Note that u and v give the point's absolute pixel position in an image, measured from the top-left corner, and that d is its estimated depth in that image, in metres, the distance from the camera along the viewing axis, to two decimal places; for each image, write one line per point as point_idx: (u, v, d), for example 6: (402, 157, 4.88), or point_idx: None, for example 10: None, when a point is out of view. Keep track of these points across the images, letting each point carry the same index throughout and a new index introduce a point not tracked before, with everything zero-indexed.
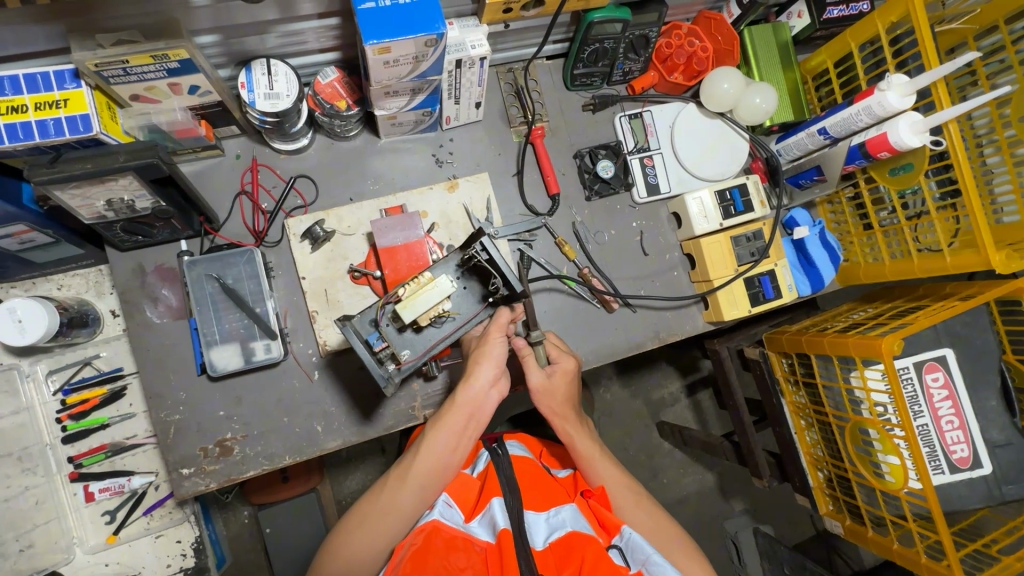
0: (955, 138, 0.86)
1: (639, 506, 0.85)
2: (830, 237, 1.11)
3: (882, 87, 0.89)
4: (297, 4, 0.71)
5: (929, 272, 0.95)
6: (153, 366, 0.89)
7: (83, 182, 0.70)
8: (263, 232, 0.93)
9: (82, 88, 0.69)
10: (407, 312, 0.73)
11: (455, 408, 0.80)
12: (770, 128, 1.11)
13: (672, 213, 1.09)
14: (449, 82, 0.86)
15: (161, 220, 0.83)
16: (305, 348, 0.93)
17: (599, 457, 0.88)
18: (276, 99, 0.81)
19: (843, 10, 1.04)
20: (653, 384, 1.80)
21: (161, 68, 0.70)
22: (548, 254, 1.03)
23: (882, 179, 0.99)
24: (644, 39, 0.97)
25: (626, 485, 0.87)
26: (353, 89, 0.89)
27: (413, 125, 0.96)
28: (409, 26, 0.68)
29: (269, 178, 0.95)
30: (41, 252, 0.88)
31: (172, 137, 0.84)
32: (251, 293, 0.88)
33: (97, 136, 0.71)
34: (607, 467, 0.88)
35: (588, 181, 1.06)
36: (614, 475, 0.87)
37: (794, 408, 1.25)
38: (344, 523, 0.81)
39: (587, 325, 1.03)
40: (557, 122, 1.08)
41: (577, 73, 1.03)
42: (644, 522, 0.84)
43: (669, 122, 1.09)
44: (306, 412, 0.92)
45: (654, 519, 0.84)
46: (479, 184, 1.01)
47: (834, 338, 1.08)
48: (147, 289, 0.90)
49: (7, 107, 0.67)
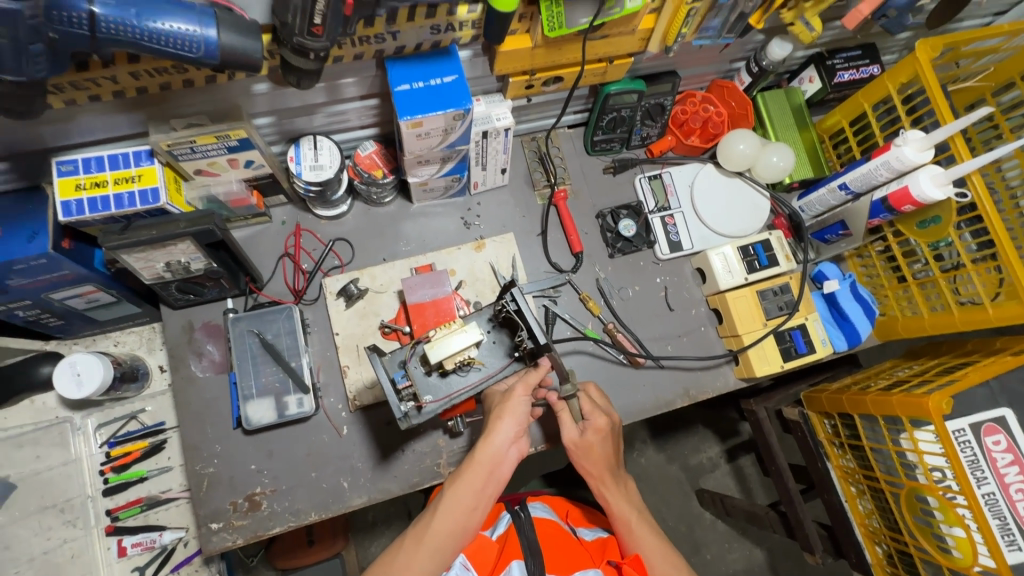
0: (979, 189, 0.85)
1: None
2: (863, 290, 1.09)
3: (899, 143, 0.90)
4: (341, 89, 0.81)
5: (971, 325, 0.91)
6: (193, 420, 0.93)
7: (147, 246, 0.78)
8: (301, 291, 0.99)
9: (154, 165, 0.79)
10: (434, 352, 0.75)
11: (474, 464, 0.75)
12: (791, 185, 1.13)
13: (696, 268, 1.10)
14: (476, 152, 0.93)
15: (212, 280, 0.91)
16: (335, 403, 0.95)
17: (636, 520, 0.82)
18: (320, 170, 0.89)
19: (853, 74, 1.08)
20: (690, 449, 1.72)
21: (222, 146, 0.79)
22: (572, 309, 1.05)
23: (911, 233, 0.98)
24: (660, 106, 1.05)
25: (666, 552, 0.80)
26: (389, 160, 0.98)
27: (442, 191, 1.03)
28: (439, 103, 0.75)
29: (310, 242, 1.02)
30: (103, 310, 0.97)
31: (228, 206, 0.93)
32: (288, 348, 0.93)
33: (163, 206, 0.80)
34: (645, 533, 0.81)
35: (610, 239, 1.09)
36: (650, 540, 0.80)
37: (842, 473, 1.18)
38: None
39: (614, 383, 1.02)
40: (580, 184, 1.13)
41: (598, 139, 1.10)
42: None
43: (688, 182, 1.13)
44: (334, 468, 0.93)
45: None
46: (505, 244, 1.05)
47: (876, 395, 1.03)
48: (194, 345, 0.96)
49: (90, 183, 0.77)
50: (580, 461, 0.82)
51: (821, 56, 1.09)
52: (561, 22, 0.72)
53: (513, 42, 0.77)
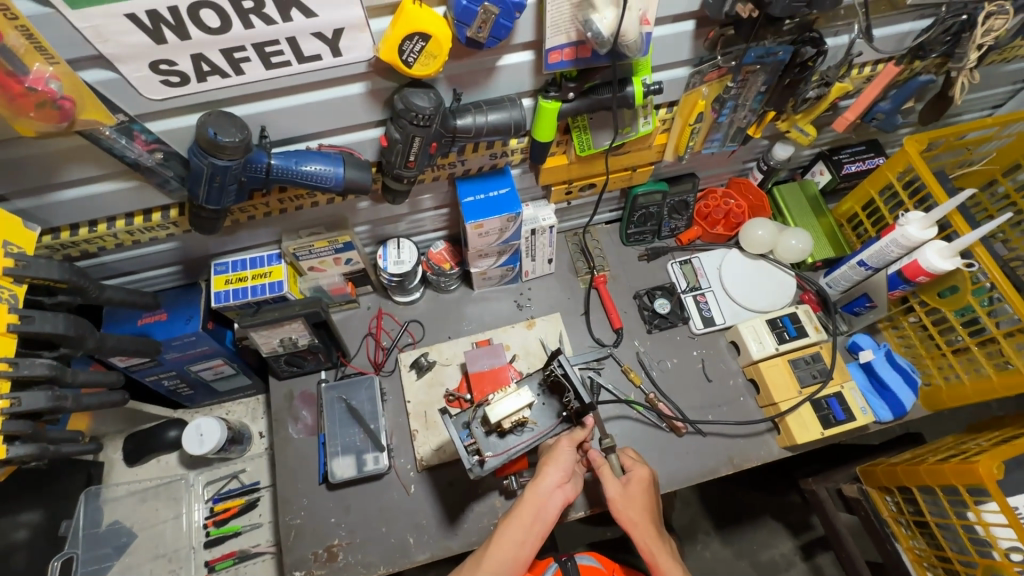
0: (984, 258, 0.94)
1: None
2: (900, 359, 1.13)
3: (902, 223, 1.00)
4: (422, 202, 1.05)
5: (1012, 389, 0.94)
6: (287, 475, 1.08)
7: (271, 325, 1.00)
8: (381, 363, 1.17)
9: (281, 264, 1.03)
10: (493, 413, 0.87)
11: (523, 503, 0.85)
12: (814, 264, 1.23)
13: (730, 341, 1.19)
14: (527, 246, 1.13)
15: (312, 354, 1.11)
16: (404, 463, 1.08)
17: None
18: (402, 264, 1.11)
19: (859, 165, 1.23)
20: (756, 539, 1.65)
21: (332, 248, 1.02)
22: (615, 380, 1.16)
23: (937, 303, 1.04)
24: (683, 203, 1.22)
25: None
26: (455, 255, 1.19)
27: (498, 278, 1.22)
28: (496, 209, 0.96)
29: (389, 323, 1.22)
30: (225, 381, 1.19)
31: (329, 295, 1.17)
32: (368, 412, 1.10)
33: (285, 295, 1.02)
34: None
35: (647, 316, 1.22)
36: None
37: (915, 557, 1.12)
38: None
39: (658, 449, 1.09)
40: (618, 269, 1.28)
41: (631, 232, 1.28)
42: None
43: (716, 265, 1.26)
44: (402, 524, 1.04)
45: None
46: (553, 322, 1.21)
47: (930, 466, 1.03)
48: (292, 410, 1.14)
49: (236, 278, 1.01)
50: (623, 516, 0.86)
51: (826, 153, 1.25)
52: (589, 144, 0.93)
53: (554, 161, 0.99)
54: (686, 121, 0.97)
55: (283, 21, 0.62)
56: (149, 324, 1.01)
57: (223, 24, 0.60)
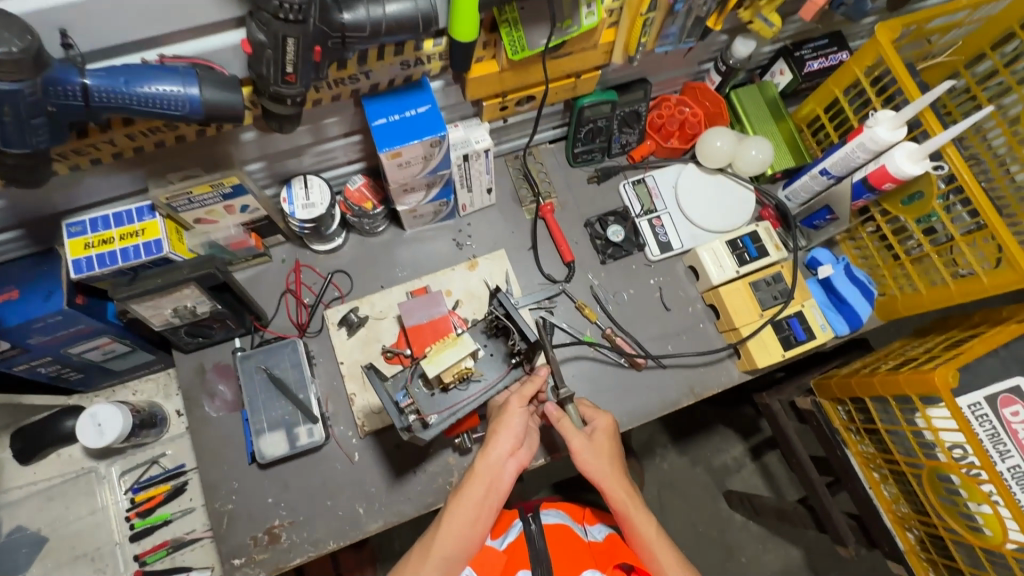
0: (955, 159, 0.87)
1: None
2: (858, 271, 1.09)
3: (870, 124, 0.91)
4: (325, 129, 0.86)
5: (969, 296, 0.91)
6: (210, 459, 0.95)
7: (156, 294, 0.83)
8: (305, 324, 1.02)
9: (156, 218, 0.83)
10: (432, 366, 0.77)
11: (475, 476, 0.77)
12: (774, 175, 1.14)
13: (688, 266, 1.12)
14: (460, 175, 0.97)
15: (219, 321, 0.95)
16: (345, 431, 0.98)
17: (656, 538, 0.79)
18: (313, 208, 0.93)
19: (822, 62, 1.10)
20: (712, 450, 1.70)
21: (218, 194, 0.83)
22: (570, 318, 1.07)
23: (899, 210, 0.98)
24: (636, 114, 1.07)
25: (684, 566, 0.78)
26: (377, 191, 1.01)
27: (432, 215, 1.07)
28: (416, 133, 0.79)
29: (310, 277, 1.06)
30: (120, 360, 1.02)
31: (230, 250, 0.98)
32: (295, 381, 0.96)
33: (166, 256, 0.83)
34: (667, 555, 0.78)
35: (600, 246, 1.11)
36: (672, 566, 0.77)
37: (863, 460, 1.16)
38: None
39: (617, 387, 1.03)
40: (566, 195, 1.15)
41: (578, 151, 1.13)
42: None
43: (672, 183, 1.15)
44: (349, 495, 0.95)
45: None
46: (497, 261, 1.07)
47: (884, 377, 1.02)
48: (206, 386, 0.99)
49: (98, 241, 0.81)
50: (592, 471, 0.80)
51: (788, 49, 1.11)
52: (522, 44, 0.76)
53: (481, 69, 0.81)
54: (637, 11, 0.80)
55: None
56: None
57: None
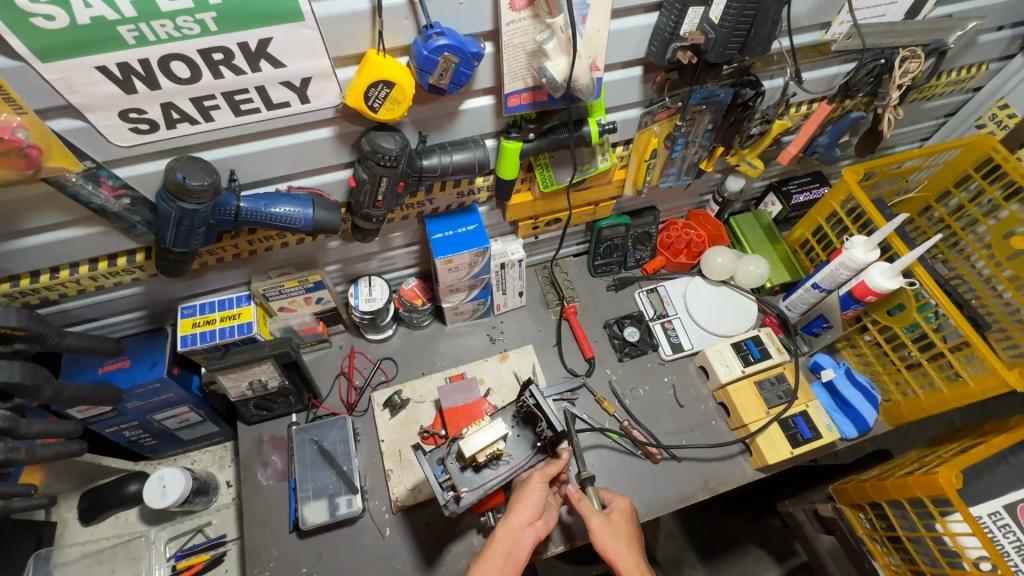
0: (924, 278, 1.01)
1: None
2: (859, 376, 1.18)
3: (848, 246, 1.07)
4: (392, 240, 1.07)
5: (962, 401, 0.98)
6: (256, 525, 1.04)
7: (240, 367, 0.99)
8: (354, 403, 1.16)
9: (250, 304, 1.03)
10: (468, 446, 0.87)
11: (494, 542, 0.83)
12: (773, 288, 1.29)
13: (699, 366, 1.22)
14: (497, 280, 1.15)
15: (282, 396, 1.09)
16: (379, 505, 1.06)
17: None
18: (373, 302, 1.12)
19: (807, 196, 1.31)
20: (742, 569, 1.63)
21: (303, 287, 1.03)
22: (590, 409, 1.17)
23: (886, 320, 1.10)
24: (647, 234, 1.28)
25: None
26: (427, 291, 1.20)
27: (471, 313, 1.24)
28: (465, 244, 0.99)
29: (362, 362, 1.22)
30: (190, 429, 1.16)
31: (300, 335, 1.16)
32: (341, 453, 1.08)
33: (254, 335, 1.01)
34: None
35: (618, 345, 1.24)
36: None
37: (892, 574, 1.13)
38: None
39: (634, 477, 1.09)
40: (587, 300, 1.32)
41: (599, 263, 1.32)
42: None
43: (681, 292, 1.31)
44: (377, 570, 1.00)
45: None
46: (526, 354, 1.22)
47: (895, 479, 1.06)
48: (261, 456, 1.11)
49: (204, 321, 1.00)
50: (611, 550, 0.82)
51: (776, 185, 1.33)
52: (551, 180, 0.98)
53: (519, 198, 1.03)
54: (642, 157, 1.02)
55: (253, 71, 0.65)
56: (110, 372, 0.98)
57: (193, 75, 0.63)
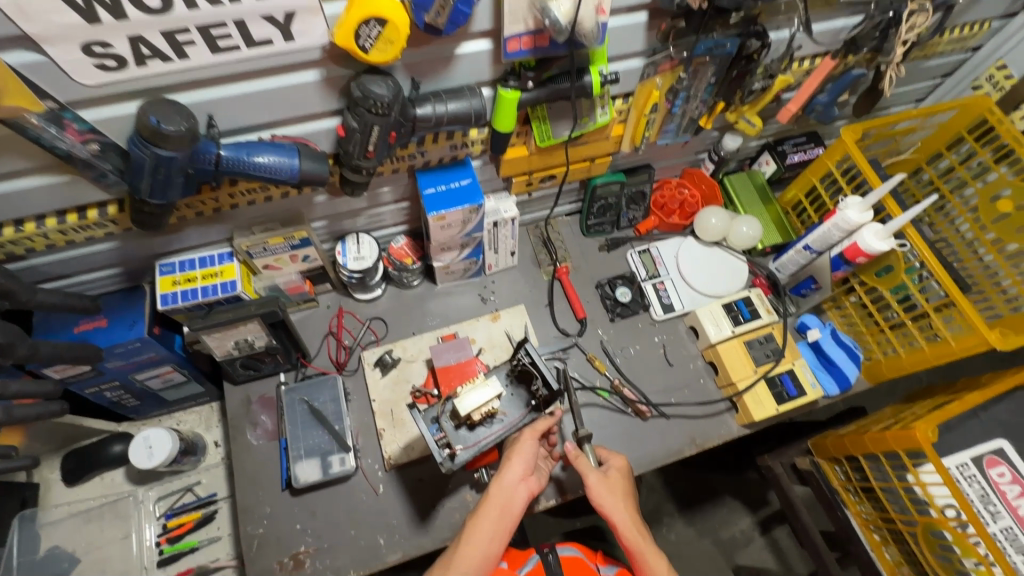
0: (914, 239, 1.02)
1: None
2: (844, 336, 1.20)
3: (841, 207, 1.08)
4: (380, 195, 1.03)
5: (941, 358, 1.01)
6: (247, 484, 1.03)
7: (224, 327, 0.96)
8: (344, 363, 1.14)
9: (233, 262, 0.99)
10: (462, 404, 0.87)
11: (488, 500, 0.84)
12: (764, 249, 1.29)
13: (689, 327, 1.23)
14: (490, 239, 1.12)
15: (270, 356, 1.07)
16: (372, 463, 1.06)
17: None
18: (362, 260, 1.08)
19: (801, 155, 1.29)
20: (718, 518, 1.71)
21: (288, 244, 0.98)
22: (581, 368, 1.18)
23: (875, 281, 1.11)
24: (641, 193, 1.25)
25: None
26: (417, 249, 1.17)
27: (462, 272, 1.21)
28: (458, 200, 0.96)
29: (351, 321, 1.19)
30: (174, 389, 1.13)
31: (286, 293, 1.12)
32: (332, 413, 1.07)
33: (238, 294, 0.98)
34: None
35: (609, 305, 1.24)
36: None
37: (862, 521, 1.20)
38: None
39: (624, 434, 1.12)
40: (580, 260, 1.30)
41: (592, 222, 1.30)
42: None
43: (673, 253, 1.30)
44: (371, 525, 1.01)
45: None
46: (518, 314, 1.21)
47: (873, 434, 1.11)
48: (250, 415, 1.09)
49: (184, 279, 0.96)
50: (607, 505, 0.85)
51: (772, 144, 1.31)
52: (549, 134, 0.94)
53: (514, 152, 0.99)
54: (642, 112, 0.99)
55: (231, 3, 0.59)
56: (87, 331, 0.94)
57: (164, 4, 0.57)
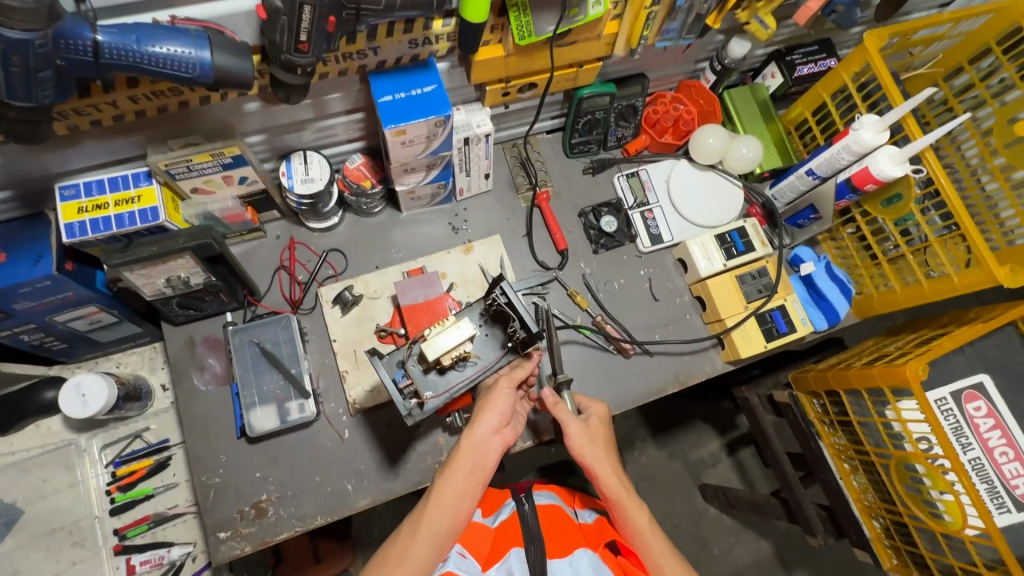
0: (934, 164, 0.91)
1: None
2: (838, 270, 1.13)
3: (856, 127, 0.96)
4: (328, 104, 0.86)
5: (940, 295, 0.95)
6: (198, 432, 0.95)
7: (148, 263, 0.81)
8: (298, 301, 1.02)
9: (152, 186, 0.82)
10: (430, 349, 0.78)
11: (460, 455, 0.76)
12: (762, 174, 1.18)
13: (677, 259, 1.14)
14: (460, 158, 0.98)
15: (211, 294, 0.94)
16: (335, 407, 0.98)
17: (649, 529, 0.80)
18: (311, 183, 0.93)
19: (812, 67, 1.14)
20: (690, 444, 1.75)
21: (218, 163, 0.82)
22: (561, 305, 1.09)
23: (878, 211, 1.03)
24: (632, 108, 1.10)
25: (673, 554, 0.80)
26: (377, 170, 1.02)
27: (429, 198, 1.07)
28: (420, 111, 0.80)
29: (305, 254, 1.06)
30: (106, 331, 1.00)
31: (224, 222, 0.97)
32: (287, 356, 0.97)
33: (163, 224, 0.83)
34: (661, 545, 0.80)
35: (593, 236, 1.13)
36: (661, 552, 0.79)
37: (835, 451, 1.21)
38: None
39: (605, 372, 1.06)
40: (561, 185, 1.17)
41: (575, 142, 1.15)
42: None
43: (664, 178, 1.18)
44: (338, 471, 0.95)
45: None
46: (492, 246, 1.09)
47: (859, 370, 1.07)
48: (195, 359, 0.98)
49: (92, 206, 0.80)
50: (588, 455, 0.81)
51: (780, 53, 1.16)
52: (530, 30, 0.78)
53: (488, 52, 0.83)
54: (641, 4, 0.83)
55: None
56: None
57: None
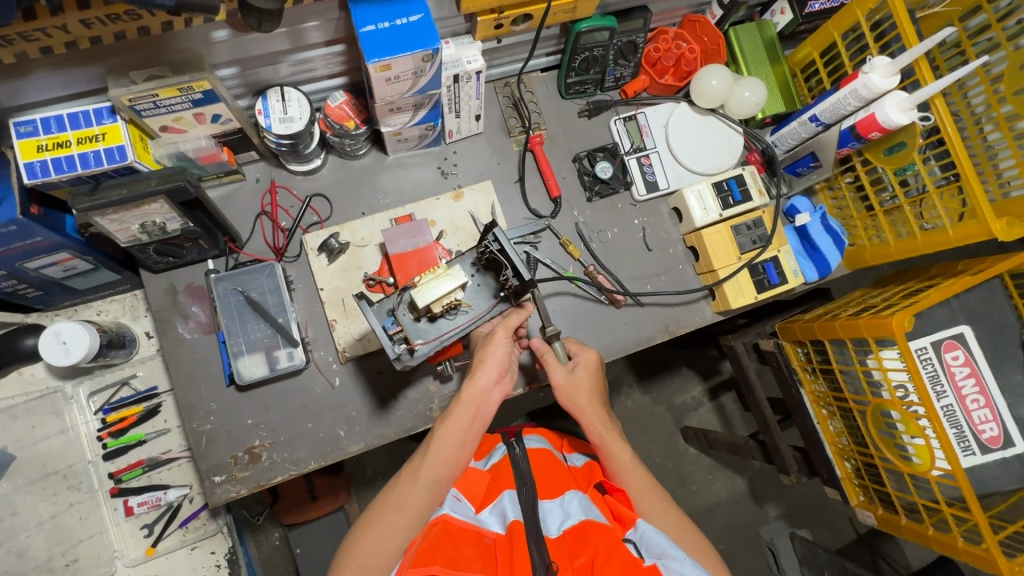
0: (942, 111, 0.88)
1: (666, 514, 0.83)
2: (832, 221, 1.12)
3: (865, 70, 0.91)
4: (305, 34, 0.78)
5: (933, 247, 0.95)
6: (186, 380, 0.94)
7: (119, 208, 0.77)
8: (283, 248, 0.99)
9: (117, 122, 0.77)
10: (421, 296, 0.76)
11: (460, 405, 0.81)
12: (763, 120, 1.14)
13: (672, 208, 1.12)
14: (449, 97, 0.92)
15: (190, 241, 0.90)
16: (325, 356, 0.97)
17: (630, 466, 0.86)
18: (290, 122, 0.87)
19: (825, 3, 1.08)
20: (674, 388, 1.80)
21: (187, 99, 0.76)
22: (553, 254, 1.07)
23: (880, 161, 1.00)
24: (633, 45, 1.03)
25: (657, 495, 0.84)
26: (361, 110, 0.96)
27: (417, 140, 1.02)
28: (406, 44, 0.74)
29: (287, 199, 1.02)
30: (82, 278, 0.97)
31: (199, 163, 0.91)
32: (273, 305, 0.94)
33: (131, 164, 0.78)
34: (644, 485, 0.84)
35: (588, 182, 1.10)
36: (643, 489, 0.84)
37: (814, 398, 1.25)
38: (360, 525, 0.78)
39: (596, 322, 1.06)
40: (556, 128, 1.12)
41: (571, 82, 1.09)
42: (666, 523, 0.82)
43: (663, 122, 1.13)
44: (330, 418, 0.96)
45: (675, 523, 0.82)
46: (483, 192, 1.05)
47: (845, 321, 1.09)
48: (178, 307, 0.96)
49: (52, 144, 0.75)
50: (574, 403, 0.85)
51: None
52: None
53: None
54: None
55: None
56: None
57: None
